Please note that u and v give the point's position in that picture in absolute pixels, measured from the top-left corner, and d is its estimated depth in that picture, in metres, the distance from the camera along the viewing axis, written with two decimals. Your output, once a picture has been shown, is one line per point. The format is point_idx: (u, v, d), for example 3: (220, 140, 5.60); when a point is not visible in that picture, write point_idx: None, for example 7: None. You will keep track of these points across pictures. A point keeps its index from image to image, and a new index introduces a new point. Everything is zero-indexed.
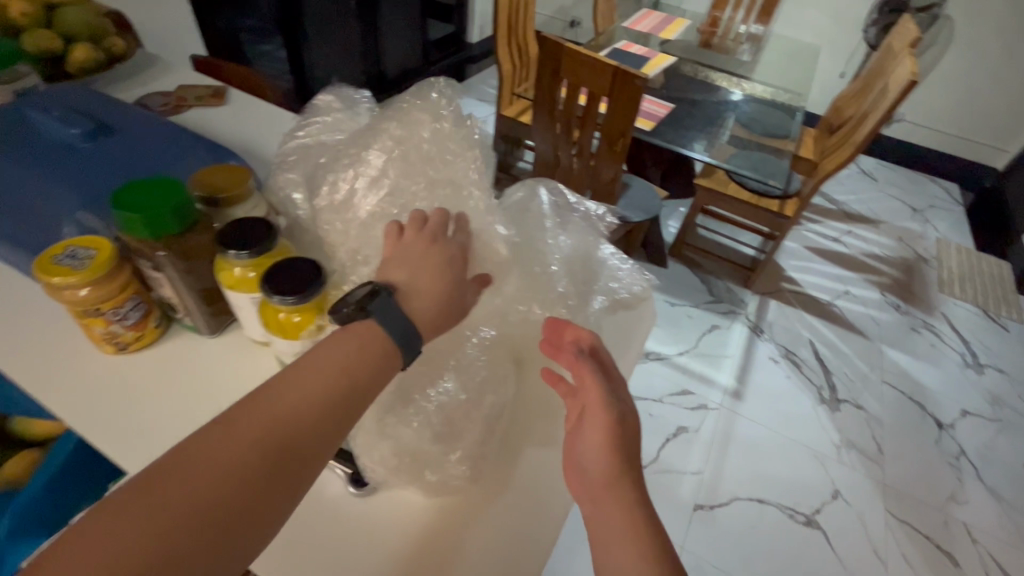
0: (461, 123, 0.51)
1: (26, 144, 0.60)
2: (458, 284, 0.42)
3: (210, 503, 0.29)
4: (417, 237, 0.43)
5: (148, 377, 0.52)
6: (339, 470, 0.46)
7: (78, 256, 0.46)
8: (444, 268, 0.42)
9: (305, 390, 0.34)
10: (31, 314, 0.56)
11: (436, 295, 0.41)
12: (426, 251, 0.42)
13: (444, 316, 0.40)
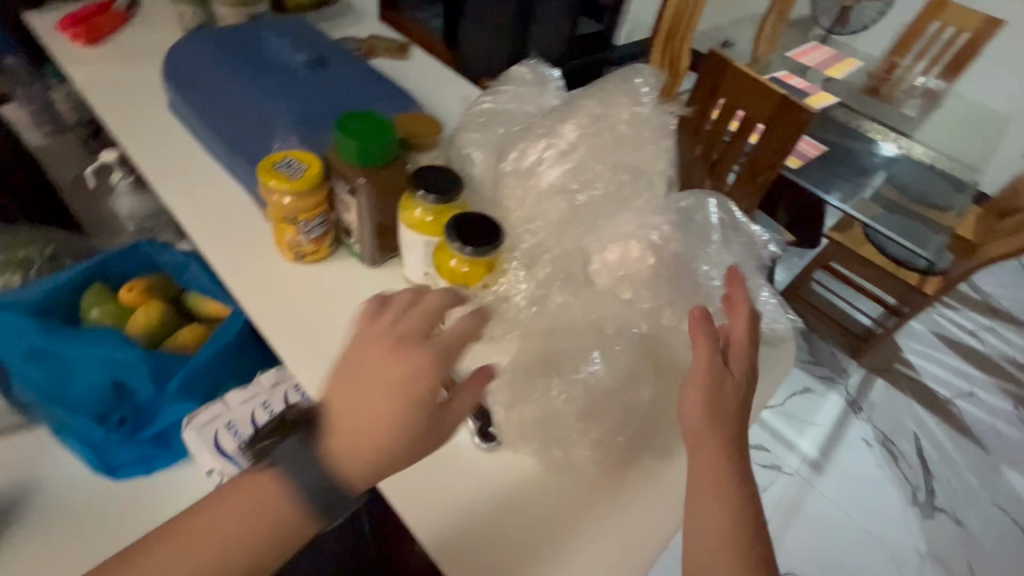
0: (659, 113, 0.52)
1: (256, 62, 0.67)
2: (426, 417, 0.34)
3: None
4: (378, 346, 0.36)
5: (315, 290, 0.56)
6: (467, 422, 0.47)
7: (293, 167, 0.52)
8: (402, 391, 0.34)
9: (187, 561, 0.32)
10: (231, 211, 0.63)
11: (378, 431, 0.33)
12: (388, 366, 0.35)
13: (387, 466, 0.34)
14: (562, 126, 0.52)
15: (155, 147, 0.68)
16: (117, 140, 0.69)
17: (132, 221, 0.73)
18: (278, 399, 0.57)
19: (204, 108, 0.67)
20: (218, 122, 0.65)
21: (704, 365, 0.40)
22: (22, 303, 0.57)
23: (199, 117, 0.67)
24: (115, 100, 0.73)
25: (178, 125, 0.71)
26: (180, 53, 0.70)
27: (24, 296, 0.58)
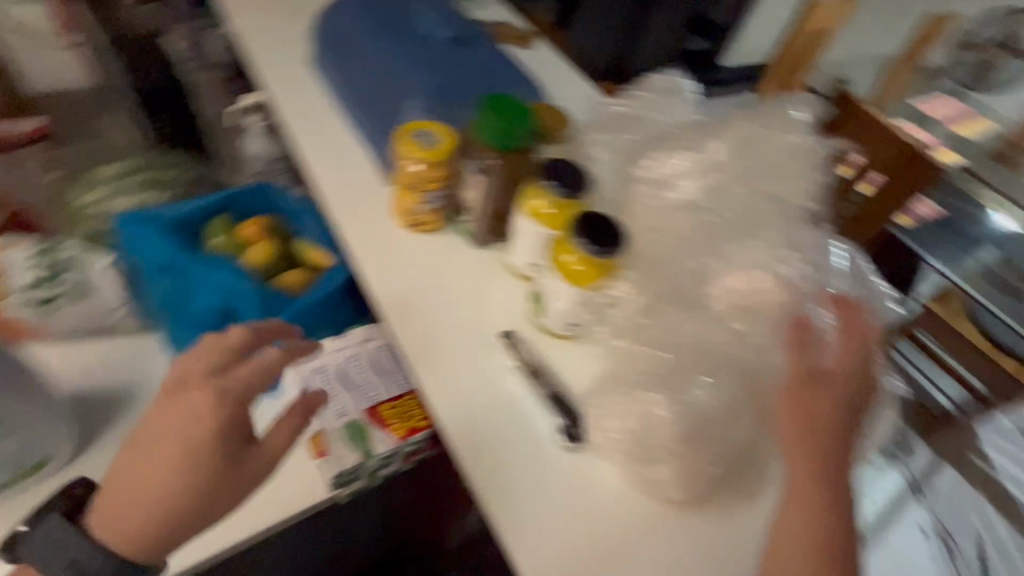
0: (813, 147, 0.50)
1: (403, 32, 0.69)
2: (212, 475, 0.38)
3: None
4: (162, 418, 0.38)
5: (423, 259, 0.58)
6: (552, 420, 0.47)
7: (429, 137, 0.53)
8: (183, 472, 0.37)
9: None
10: (355, 171, 0.65)
11: (166, 504, 0.37)
12: (173, 423, 0.38)
13: (181, 529, 0.38)
14: (708, 142, 0.51)
15: (293, 97, 0.72)
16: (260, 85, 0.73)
17: (256, 161, 0.78)
18: (368, 353, 0.60)
19: (348, 69, 0.70)
20: (359, 84, 0.69)
21: (790, 380, 0.40)
22: (163, 219, 0.63)
23: (341, 76, 0.71)
24: (262, 47, 0.77)
25: (316, 79, 0.74)
26: (334, 14, 0.74)
27: (165, 212, 0.64)
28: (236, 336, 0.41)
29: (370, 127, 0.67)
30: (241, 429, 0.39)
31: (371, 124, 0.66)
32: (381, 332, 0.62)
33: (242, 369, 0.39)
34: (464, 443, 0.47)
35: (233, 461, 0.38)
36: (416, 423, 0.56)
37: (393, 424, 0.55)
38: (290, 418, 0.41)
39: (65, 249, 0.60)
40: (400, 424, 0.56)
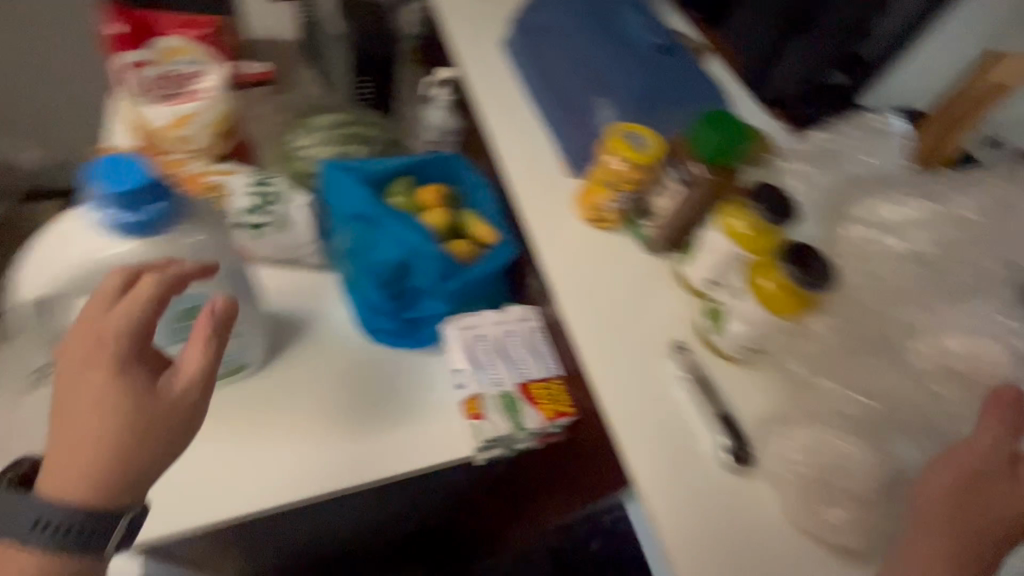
0: None
1: (613, 32, 0.71)
2: (129, 393, 0.38)
3: None
4: (68, 368, 0.39)
5: (600, 253, 0.60)
6: (719, 437, 0.47)
7: (638, 140, 0.55)
8: (106, 396, 0.38)
9: None
10: (540, 158, 0.68)
11: (99, 433, 0.37)
12: (79, 391, 0.38)
13: (122, 452, 0.37)
14: (951, 194, 0.50)
15: (488, 77, 0.76)
16: (458, 60, 0.77)
17: (433, 130, 0.83)
18: (523, 331, 0.63)
19: (548, 59, 0.73)
20: (557, 77, 0.71)
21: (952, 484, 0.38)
22: (358, 171, 0.68)
23: (538, 64, 0.73)
24: (462, 24, 0.81)
25: (509, 63, 0.78)
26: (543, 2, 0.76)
27: (360, 164, 0.68)
28: (146, 282, 0.42)
29: (562, 118, 0.70)
30: (149, 359, 0.41)
31: (564, 115, 0.70)
32: (537, 314, 0.65)
33: (122, 302, 0.41)
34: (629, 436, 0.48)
35: (148, 398, 0.39)
36: (562, 408, 0.58)
37: (543, 404, 0.58)
38: (196, 346, 0.42)
39: (279, 184, 0.67)
40: (548, 406, 0.58)
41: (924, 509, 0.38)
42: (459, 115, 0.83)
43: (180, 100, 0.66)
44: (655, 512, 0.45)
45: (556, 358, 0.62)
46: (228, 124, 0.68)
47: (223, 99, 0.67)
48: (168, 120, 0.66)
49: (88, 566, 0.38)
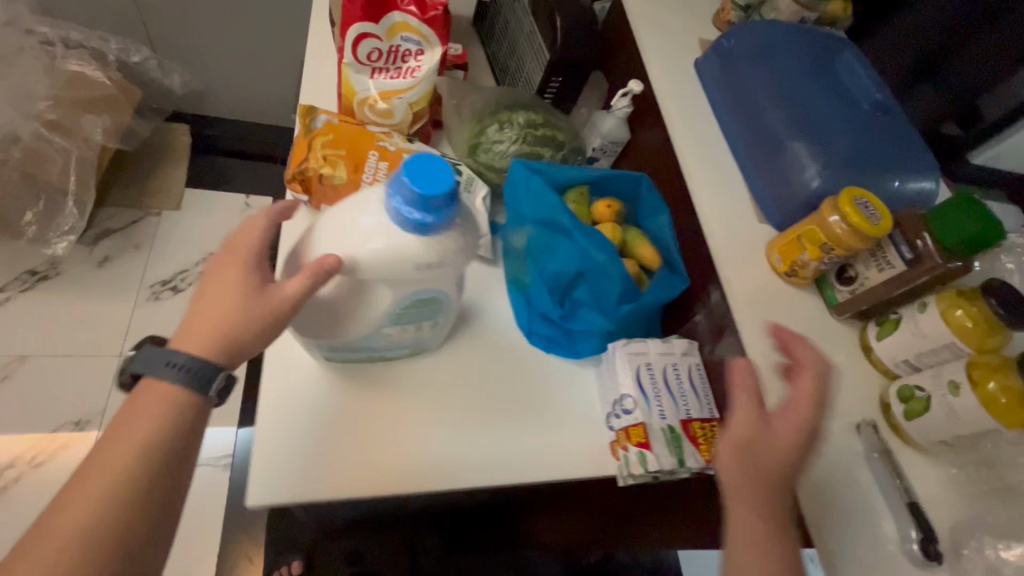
0: None
1: (829, 76, 0.69)
2: (252, 284, 0.43)
3: (96, 553, 0.34)
4: (211, 274, 0.44)
5: (786, 311, 0.60)
6: (915, 533, 0.48)
7: (869, 209, 0.53)
8: (238, 288, 0.43)
9: (95, 484, 0.36)
10: (727, 198, 0.68)
11: (229, 312, 0.42)
12: (217, 283, 0.43)
13: (248, 326, 0.42)
14: None
15: (682, 100, 0.75)
16: (653, 76, 0.77)
17: (602, 139, 0.82)
18: (686, 367, 0.63)
19: (759, 92, 0.70)
20: (767, 112, 0.69)
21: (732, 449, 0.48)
22: (545, 175, 0.68)
23: (745, 95, 0.71)
24: (657, 37, 0.79)
25: (707, 87, 0.76)
26: (755, 28, 0.74)
27: (548, 168, 0.68)
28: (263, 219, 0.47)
29: (757, 156, 0.69)
30: (262, 267, 0.45)
31: (761, 152, 0.69)
32: (697, 351, 0.65)
33: (252, 229, 0.46)
34: (816, 507, 0.50)
35: (262, 297, 0.43)
36: None
37: (704, 446, 0.59)
38: (300, 274, 0.43)
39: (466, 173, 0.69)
40: (707, 447, 0.59)
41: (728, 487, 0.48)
42: (633, 129, 0.83)
43: (388, 74, 0.66)
44: None
45: (713, 400, 0.63)
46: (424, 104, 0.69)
47: (430, 80, 0.67)
48: (372, 93, 0.67)
49: (199, 407, 0.40)
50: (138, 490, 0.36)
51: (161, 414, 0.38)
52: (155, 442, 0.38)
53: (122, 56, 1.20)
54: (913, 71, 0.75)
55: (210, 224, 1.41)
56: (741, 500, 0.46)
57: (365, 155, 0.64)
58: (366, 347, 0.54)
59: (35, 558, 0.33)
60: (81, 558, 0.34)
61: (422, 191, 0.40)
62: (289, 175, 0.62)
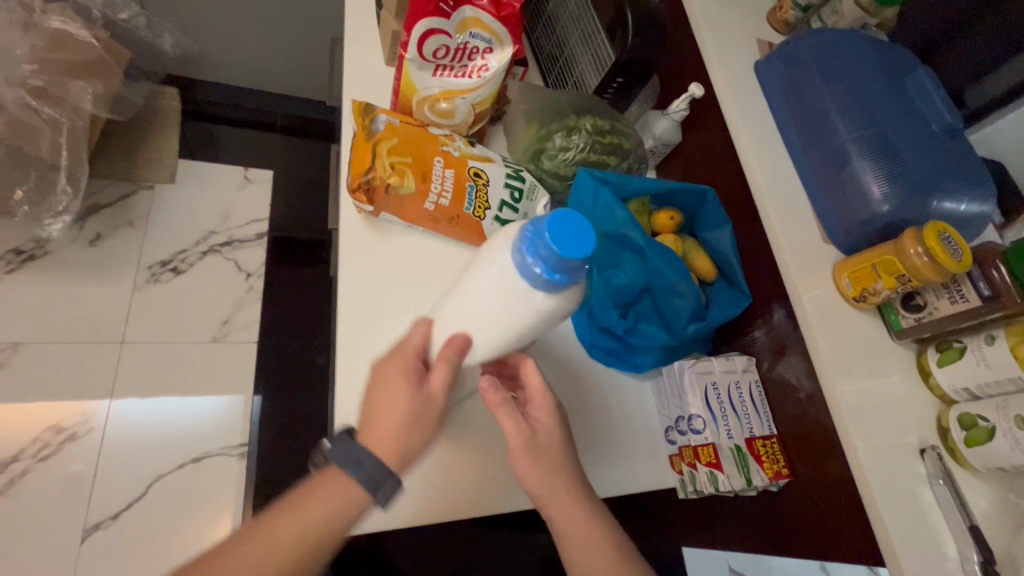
0: None
1: (898, 93, 0.68)
2: (417, 386, 0.46)
3: None
4: (383, 377, 0.46)
5: (852, 335, 0.61)
6: (975, 556, 0.51)
7: (951, 245, 0.54)
8: (408, 391, 0.45)
9: (267, 546, 0.40)
10: (793, 214, 0.67)
11: (401, 417, 0.45)
12: (390, 386, 0.45)
13: (413, 432, 0.45)
14: None
15: (744, 105, 0.73)
16: (714, 80, 0.74)
17: (654, 140, 0.80)
18: (747, 384, 0.65)
19: (829, 103, 0.68)
20: (838, 125, 0.67)
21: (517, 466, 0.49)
22: (613, 185, 0.66)
23: (812, 105, 0.69)
24: (720, 38, 0.76)
25: (768, 93, 0.74)
26: (823, 37, 0.72)
27: (615, 178, 0.66)
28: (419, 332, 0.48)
29: (825, 170, 0.67)
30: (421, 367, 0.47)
31: (829, 166, 0.67)
32: (755, 367, 0.67)
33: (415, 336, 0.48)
34: (885, 529, 0.53)
35: (428, 398, 0.46)
36: (780, 469, 0.62)
37: (767, 464, 0.61)
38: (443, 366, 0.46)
39: (529, 179, 0.66)
40: (770, 465, 0.61)
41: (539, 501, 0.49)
42: (683, 131, 0.81)
43: (453, 72, 0.62)
44: None
45: (771, 416, 0.65)
46: (486, 105, 0.65)
47: (497, 80, 0.63)
48: (435, 92, 0.63)
49: (362, 509, 0.43)
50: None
51: (335, 508, 0.42)
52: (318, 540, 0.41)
53: (108, 11, 1.06)
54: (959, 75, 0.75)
55: (208, 200, 1.34)
56: (550, 500, 0.49)
57: (431, 162, 0.61)
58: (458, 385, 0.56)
59: None
60: None
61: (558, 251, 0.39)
62: (353, 183, 0.59)
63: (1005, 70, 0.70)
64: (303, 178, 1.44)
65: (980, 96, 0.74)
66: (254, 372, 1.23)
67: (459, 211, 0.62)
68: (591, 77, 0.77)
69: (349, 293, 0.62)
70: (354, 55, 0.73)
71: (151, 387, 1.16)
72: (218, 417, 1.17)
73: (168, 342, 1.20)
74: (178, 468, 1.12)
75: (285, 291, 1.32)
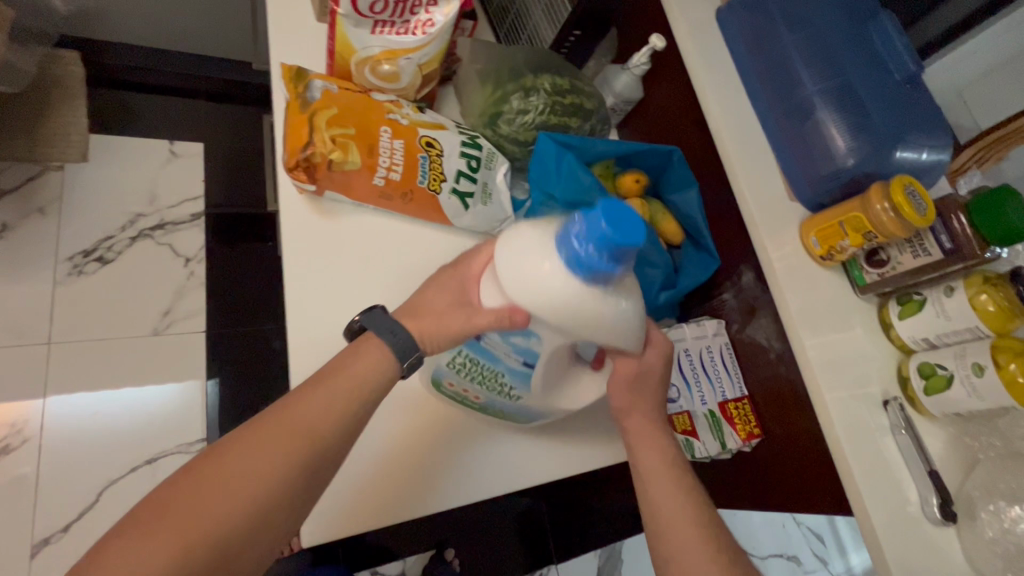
0: None
1: (860, 40, 0.66)
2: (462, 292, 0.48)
3: (298, 453, 0.41)
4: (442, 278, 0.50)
5: (818, 291, 0.61)
6: (933, 499, 0.54)
7: (916, 199, 0.53)
8: (457, 290, 0.48)
9: (313, 411, 0.42)
10: (760, 171, 0.65)
11: (442, 305, 0.48)
12: (445, 283, 0.49)
13: (443, 330, 0.47)
14: None
15: (706, 58, 0.69)
16: (676, 31, 0.70)
17: (615, 97, 0.76)
18: (718, 347, 0.66)
19: (792, 52, 0.65)
20: (802, 76, 0.64)
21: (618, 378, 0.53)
22: (575, 149, 0.62)
23: (775, 55, 0.66)
24: None
25: (731, 43, 0.70)
26: None
27: (578, 140, 0.62)
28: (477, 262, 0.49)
29: (788, 123, 0.65)
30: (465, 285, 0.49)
31: (794, 120, 0.64)
32: (725, 330, 0.67)
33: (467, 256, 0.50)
34: (853, 481, 0.54)
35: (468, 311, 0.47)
36: (752, 429, 0.63)
37: (740, 426, 0.63)
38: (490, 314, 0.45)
39: (486, 146, 0.61)
40: (743, 426, 0.63)
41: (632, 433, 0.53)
42: (645, 87, 0.77)
43: (394, 29, 0.55)
44: (875, 549, 0.53)
45: (742, 377, 0.66)
46: (435, 65, 0.59)
47: (445, 36, 0.57)
48: (375, 52, 0.56)
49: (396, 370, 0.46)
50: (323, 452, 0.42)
51: (377, 368, 0.45)
52: (353, 409, 0.43)
53: None
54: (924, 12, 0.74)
55: (131, 179, 1.22)
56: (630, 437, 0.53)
57: (378, 133, 0.55)
58: (538, 414, 0.57)
59: (258, 442, 0.40)
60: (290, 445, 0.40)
61: (615, 237, 0.38)
62: (290, 161, 0.53)
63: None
64: (238, 149, 1.32)
65: (924, 33, 0.74)
66: (203, 363, 1.15)
67: (412, 186, 0.57)
68: (547, 30, 0.72)
69: (299, 283, 0.57)
70: (279, 11, 0.65)
71: (89, 389, 1.07)
72: (167, 413, 1.10)
73: (103, 339, 1.10)
74: (131, 471, 1.05)
75: (230, 273, 1.23)
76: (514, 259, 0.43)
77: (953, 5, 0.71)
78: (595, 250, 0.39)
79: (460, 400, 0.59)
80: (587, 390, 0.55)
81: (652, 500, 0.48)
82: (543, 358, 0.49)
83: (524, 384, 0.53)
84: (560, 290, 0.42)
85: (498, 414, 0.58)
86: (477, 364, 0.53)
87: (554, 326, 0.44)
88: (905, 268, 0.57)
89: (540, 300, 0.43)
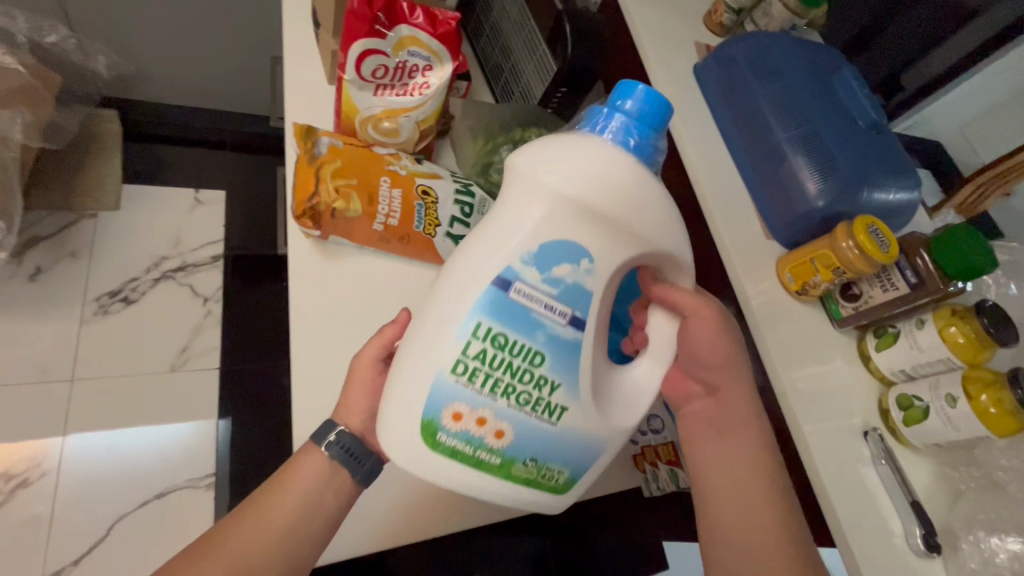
0: None
1: (825, 89, 0.72)
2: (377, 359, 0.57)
3: (251, 557, 0.49)
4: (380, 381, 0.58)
5: (795, 323, 0.64)
6: (916, 532, 0.54)
7: (880, 238, 0.57)
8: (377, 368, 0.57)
9: (270, 518, 0.51)
10: (736, 211, 0.69)
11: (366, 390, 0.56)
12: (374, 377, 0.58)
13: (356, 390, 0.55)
14: None
15: (683, 107, 0.74)
16: (655, 85, 0.75)
17: None
18: None
19: (763, 102, 0.70)
20: (773, 123, 0.69)
21: (703, 316, 0.53)
22: None
23: (747, 105, 0.71)
24: (657, 43, 0.77)
25: (708, 95, 0.75)
26: (755, 38, 0.74)
27: None
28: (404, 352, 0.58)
29: (762, 166, 0.69)
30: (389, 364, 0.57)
31: (769, 163, 0.69)
32: None
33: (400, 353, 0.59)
34: (835, 513, 0.55)
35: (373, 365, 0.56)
36: None
37: None
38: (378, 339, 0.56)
39: (478, 193, 0.66)
40: None
41: (728, 445, 0.53)
42: None
43: (393, 91, 0.62)
44: None
45: None
46: (431, 121, 0.65)
47: (440, 96, 0.63)
48: (376, 111, 0.62)
49: (341, 476, 0.53)
50: (274, 555, 0.50)
51: (319, 473, 0.53)
52: (300, 517, 0.51)
53: (35, 35, 1.00)
54: (906, 64, 0.78)
55: (158, 225, 1.30)
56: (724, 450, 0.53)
57: (377, 183, 0.60)
58: (579, 448, 0.51)
59: (223, 543, 0.50)
60: (247, 548, 0.49)
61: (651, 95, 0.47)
62: (297, 210, 0.59)
63: (949, 44, 0.72)
64: (258, 196, 1.41)
65: (918, 77, 0.77)
66: (216, 399, 1.19)
67: (409, 230, 0.63)
68: (536, 86, 0.78)
69: (302, 319, 0.61)
70: (294, 77, 0.72)
71: (107, 424, 1.12)
72: (179, 449, 1.13)
73: (124, 376, 1.16)
74: (142, 505, 1.08)
75: (244, 312, 1.29)
76: (562, 145, 0.47)
77: (940, 54, 0.73)
78: (630, 116, 0.47)
79: (470, 454, 0.49)
80: (640, 385, 0.54)
81: (754, 515, 0.50)
82: (593, 297, 0.49)
83: (567, 364, 0.50)
84: (607, 163, 0.46)
85: (526, 462, 0.49)
86: (502, 347, 0.48)
87: (608, 220, 0.47)
88: (878, 301, 0.60)
89: (601, 185, 0.46)
